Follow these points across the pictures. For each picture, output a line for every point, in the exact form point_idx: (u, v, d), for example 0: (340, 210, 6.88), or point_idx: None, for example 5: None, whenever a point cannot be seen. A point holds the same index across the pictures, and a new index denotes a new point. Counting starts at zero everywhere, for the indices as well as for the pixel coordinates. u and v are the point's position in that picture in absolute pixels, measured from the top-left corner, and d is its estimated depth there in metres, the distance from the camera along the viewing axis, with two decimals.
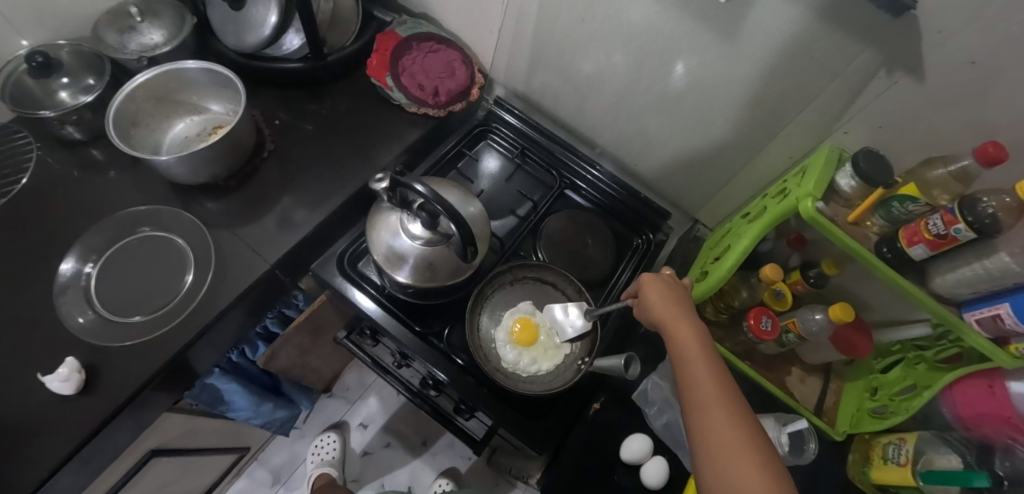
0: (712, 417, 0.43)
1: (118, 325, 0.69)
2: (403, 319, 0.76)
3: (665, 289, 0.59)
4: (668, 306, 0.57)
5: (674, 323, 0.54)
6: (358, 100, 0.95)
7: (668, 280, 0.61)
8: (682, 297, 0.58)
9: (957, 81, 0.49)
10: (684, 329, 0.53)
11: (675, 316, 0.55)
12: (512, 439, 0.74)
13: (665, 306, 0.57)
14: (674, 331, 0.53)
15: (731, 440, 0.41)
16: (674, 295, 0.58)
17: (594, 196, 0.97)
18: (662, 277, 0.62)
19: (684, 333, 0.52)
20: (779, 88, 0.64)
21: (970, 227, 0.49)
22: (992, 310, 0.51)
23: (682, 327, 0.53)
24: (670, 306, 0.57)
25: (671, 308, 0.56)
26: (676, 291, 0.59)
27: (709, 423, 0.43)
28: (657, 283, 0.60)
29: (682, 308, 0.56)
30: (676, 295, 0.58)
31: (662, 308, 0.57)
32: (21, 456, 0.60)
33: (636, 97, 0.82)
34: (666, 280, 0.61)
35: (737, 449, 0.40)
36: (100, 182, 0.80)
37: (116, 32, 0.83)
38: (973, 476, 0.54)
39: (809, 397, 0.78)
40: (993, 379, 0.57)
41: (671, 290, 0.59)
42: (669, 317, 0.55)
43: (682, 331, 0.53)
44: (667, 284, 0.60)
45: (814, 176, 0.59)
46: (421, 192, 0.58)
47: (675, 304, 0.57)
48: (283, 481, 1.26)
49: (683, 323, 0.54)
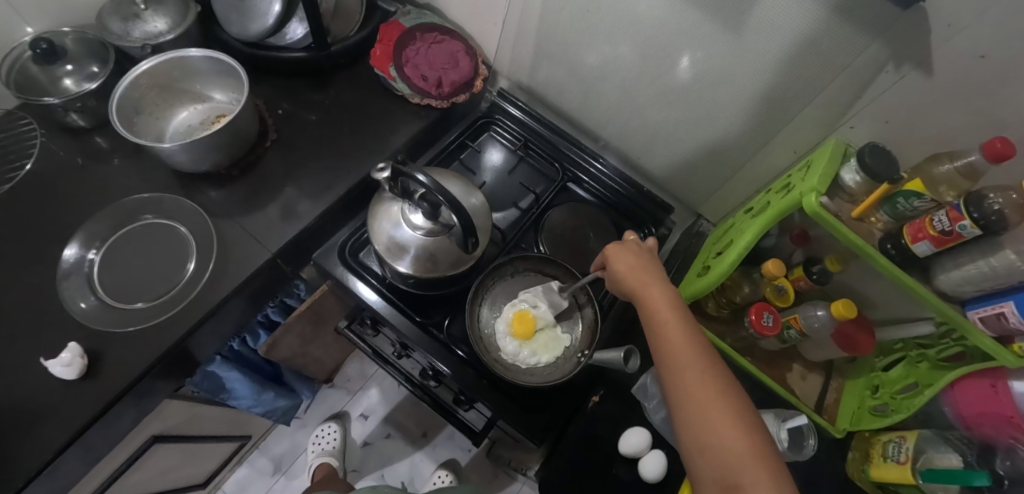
0: (691, 386, 0.43)
1: (120, 311, 0.69)
2: (404, 309, 0.76)
3: (632, 257, 0.59)
4: (637, 273, 0.57)
5: (644, 292, 0.54)
6: (362, 91, 0.95)
7: (634, 246, 0.61)
8: (650, 262, 0.58)
9: (966, 75, 0.49)
10: (656, 296, 0.53)
11: (645, 284, 0.55)
12: (511, 430, 0.74)
13: (634, 275, 0.57)
14: (648, 301, 0.53)
15: (711, 406, 0.42)
16: (642, 261, 0.58)
17: (597, 189, 0.96)
18: (627, 244, 0.61)
19: (654, 300, 0.53)
20: (784, 82, 0.63)
21: (975, 223, 0.49)
22: (997, 309, 0.51)
23: (655, 297, 0.53)
24: (640, 273, 0.57)
25: (640, 275, 0.56)
26: (643, 257, 0.59)
27: (688, 391, 0.43)
28: (624, 252, 0.60)
29: (652, 274, 0.56)
30: (643, 261, 0.58)
31: (631, 278, 0.56)
32: (25, 439, 0.61)
33: (639, 89, 0.82)
34: (631, 247, 0.61)
35: (718, 415, 0.41)
36: (103, 169, 0.80)
37: (120, 19, 0.82)
38: (973, 475, 0.54)
39: (810, 394, 0.78)
40: (996, 378, 0.56)
41: (638, 256, 0.59)
42: (639, 286, 0.55)
43: (656, 300, 0.52)
44: (633, 251, 0.60)
45: (819, 170, 0.59)
46: (422, 181, 0.58)
47: (645, 271, 0.57)
48: (284, 470, 1.27)
49: (655, 291, 0.54)
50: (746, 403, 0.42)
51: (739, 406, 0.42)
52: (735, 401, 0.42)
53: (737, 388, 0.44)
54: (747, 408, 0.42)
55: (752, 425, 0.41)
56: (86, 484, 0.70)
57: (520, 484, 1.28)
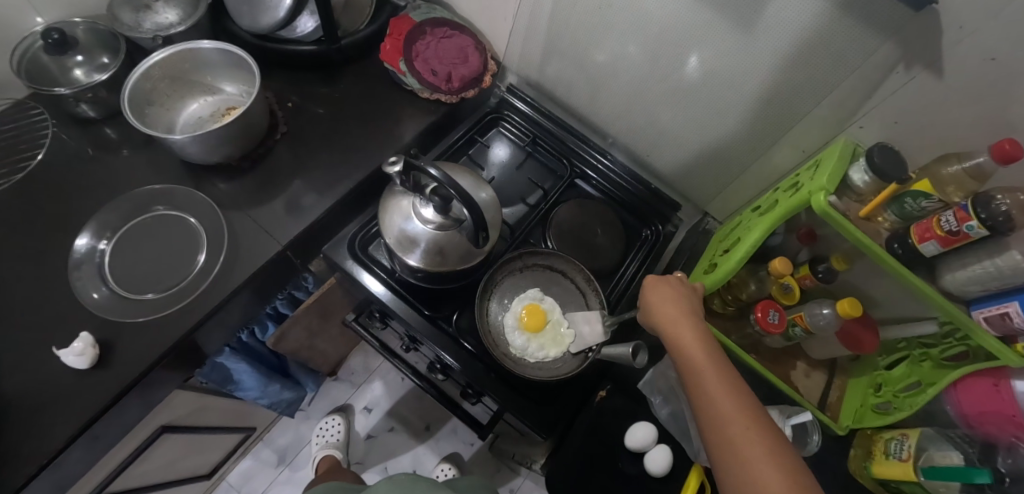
0: (729, 425, 0.44)
1: (131, 302, 0.70)
2: (412, 302, 0.77)
3: (666, 290, 0.60)
4: (671, 306, 0.58)
5: (678, 328, 0.55)
6: (371, 84, 0.95)
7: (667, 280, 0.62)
8: (684, 297, 0.59)
9: (977, 77, 0.49)
10: (688, 333, 0.54)
11: (679, 319, 0.56)
12: (518, 424, 0.74)
13: (667, 309, 0.58)
14: (679, 338, 0.54)
15: (751, 446, 0.42)
16: (675, 296, 0.59)
17: (605, 186, 0.97)
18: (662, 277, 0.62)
19: (687, 337, 0.53)
20: (798, 80, 0.63)
21: (983, 224, 0.49)
22: (1001, 309, 0.51)
23: (687, 333, 0.54)
24: (674, 308, 0.57)
25: (674, 309, 0.57)
26: (677, 291, 0.60)
27: (726, 430, 0.44)
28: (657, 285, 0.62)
29: (685, 309, 0.57)
30: (676, 296, 0.59)
31: (665, 312, 0.57)
32: (37, 427, 0.61)
33: (649, 88, 0.82)
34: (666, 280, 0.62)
35: (757, 456, 0.41)
36: (114, 160, 0.80)
37: (131, 10, 0.83)
38: (973, 472, 0.55)
39: (813, 391, 0.78)
40: (998, 377, 0.57)
41: (672, 289, 0.60)
42: (672, 320, 0.56)
43: (687, 338, 0.53)
44: (667, 284, 0.61)
45: (828, 169, 0.59)
46: (434, 175, 0.58)
47: (677, 305, 0.58)
48: (287, 462, 1.27)
49: (687, 328, 0.54)
50: (786, 444, 0.42)
51: (780, 449, 0.42)
52: (773, 441, 0.42)
53: (775, 429, 0.44)
54: (785, 447, 0.42)
55: (793, 466, 0.41)
56: (94, 473, 0.70)
57: (521, 479, 1.29)
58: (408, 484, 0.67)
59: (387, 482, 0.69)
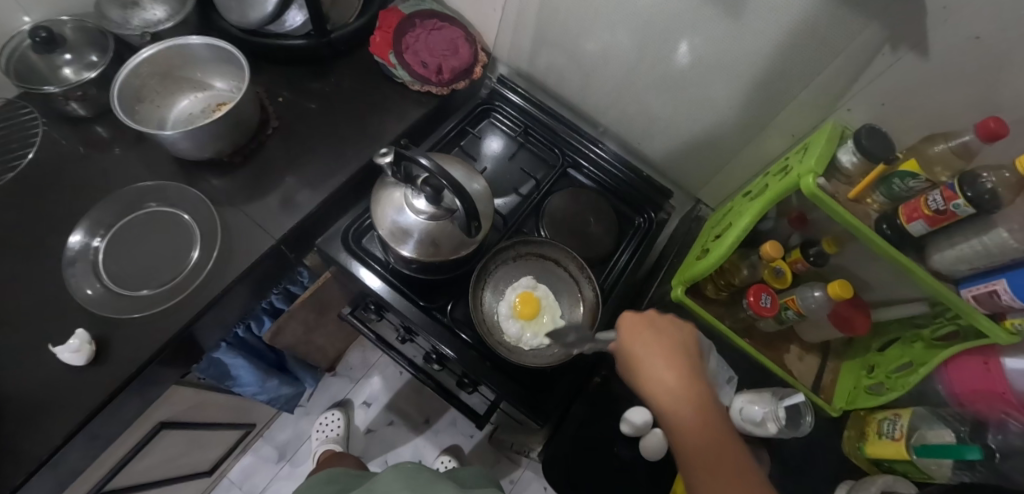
0: None
1: (126, 298, 0.70)
2: (408, 294, 0.78)
3: (653, 338, 0.52)
4: (662, 364, 0.50)
5: (674, 397, 0.48)
6: (362, 78, 0.95)
7: (654, 322, 0.54)
8: (673, 346, 0.52)
9: (962, 57, 0.49)
10: (684, 403, 0.48)
11: (675, 384, 0.49)
12: (515, 412, 0.76)
13: (660, 372, 0.50)
14: (676, 412, 0.47)
15: None
16: (667, 345, 0.52)
17: (597, 175, 0.97)
18: (647, 319, 0.54)
19: (685, 413, 0.47)
20: (784, 66, 0.64)
21: (969, 202, 0.49)
22: (989, 286, 0.52)
23: (682, 406, 0.47)
24: (667, 367, 0.50)
25: (667, 367, 0.50)
26: (665, 337, 0.53)
27: None
28: (644, 330, 0.53)
29: (680, 366, 0.50)
30: (665, 349, 0.52)
31: (656, 374, 0.50)
32: (35, 425, 0.61)
33: (639, 75, 0.82)
34: (652, 325, 0.53)
35: None
36: (105, 158, 0.80)
37: (119, 8, 0.84)
38: (964, 449, 0.55)
39: (808, 375, 0.78)
40: (988, 355, 0.58)
41: (660, 337, 0.53)
42: (667, 387, 0.49)
43: (685, 414, 0.47)
44: (654, 329, 0.53)
45: (816, 152, 0.59)
46: (426, 166, 0.58)
47: (670, 362, 0.50)
48: (288, 458, 1.28)
49: (685, 397, 0.48)
50: None
51: None
52: None
53: None
54: None
55: None
56: (94, 470, 0.71)
57: (521, 470, 1.31)
58: (423, 485, 0.52)
59: (399, 478, 0.54)
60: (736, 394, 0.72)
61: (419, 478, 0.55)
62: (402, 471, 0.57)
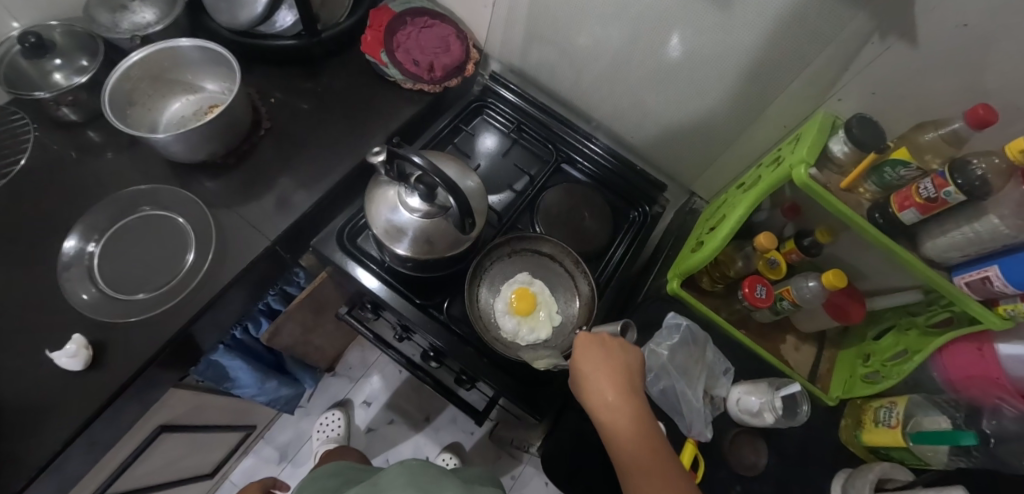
0: None
1: (122, 302, 0.70)
2: (404, 292, 0.78)
3: (600, 358, 0.58)
4: (606, 382, 0.56)
5: (614, 412, 0.55)
6: (354, 77, 0.95)
7: (603, 342, 0.60)
8: (619, 364, 0.58)
9: (951, 44, 0.50)
10: (621, 416, 0.55)
11: (615, 402, 0.56)
12: (513, 407, 0.77)
13: (603, 390, 0.56)
14: (612, 425, 0.55)
15: None
16: (612, 365, 0.58)
17: (591, 169, 0.97)
18: (599, 339, 0.60)
19: (623, 425, 0.54)
20: (774, 57, 0.64)
21: (959, 190, 0.50)
22: (981, 273, 0.52)
23: (619, 419, 0.55)
24: (609, 386, 0.56)
25: (609, 386, 0.56)
26: (611, 357, 0.58)
27: None
28: (593, 350, 0.59)
29: (622, 384, 0.57)
30: (611, 368, 0.57)
31: (598, 392, 0.57)
32: (35, 430, 0.62)
33: (631, 68, 0.82)
34: (602, 345, 0.59)
35: None
36: (98, 162, 0.80)
37: (108, 11, 0.84)
38: (960, 435, 0.55)
39: (804, 365, 0.79)
40: (982, 341, 0.59)
41: (606, 357, 0.58)
42: (608, 405, 0.56)
43: (620, 425, 0.54)
44: (602, 349, 0.59)
45: (807, 142, 0.60)
46: (418, 163, 0.58)
47: (612, 381, 0.57)
48: (289, 458, 1.29)
49: (623, 413, 0.55)
50: None
51: None
52: None
53: None
54: None
55: None
56: (95, 474, 0.71)
57: (522, 466, 1.31)
58: (430, 484, 0.51)
59: (403, 475, 0.53)
60: (733, 385, 0.72)
61: (425, 476, 0.53)
62: (406, 468, 0.55)
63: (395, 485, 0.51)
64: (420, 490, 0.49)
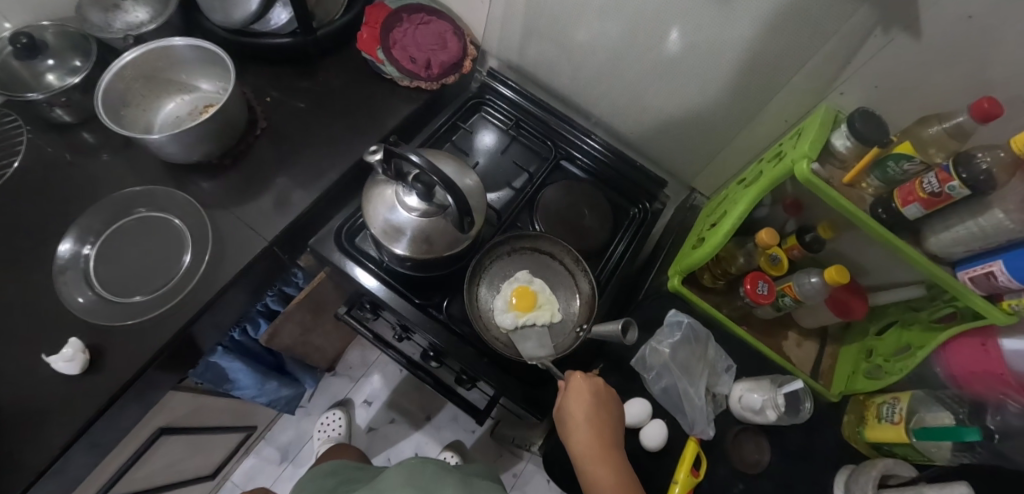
0: None
1: (119, 305, 0.70)
2: (402, 292, 0.77)
3: (590, 406, 0.61)
4: (591, 429, 0.59)
5: (597, 463, 0.58)
6: (351, 74, 0.94)
7: (595, 390, 0.63)
8: (605, 414, 0.61)
9: (954, 36, 0.49)
10: (602, 465, 0.57)
11: (599, 452, 0.58)
12: (514, 406, 0.77)
13: (588, 436, 0.59)
14: (592, 472, 0.57)
15: None
16: (599, 414, 0.61)
17: (589, 166, 0.97)
18: (591, 385, 0.63)
19: (602, 474, 0.57)
20: (775, 52, 0.63)
21: (964, 184, 0.49)
22: (986, 268, 0.51)
23: (599, 469, 0.57)
24: (595, 436, 0.59)
25: (594, 433, 0.59)
26: (599, 407, 0.61)
27: None
28: (584, 396, 0.62)
29: (606, 434, 0.60)
30: (599, 416, 0.60)
31: (585, 441, 0.59)
32: (32, 435, 0.61)
33: (629, 64, 0.81)
34: (592, 392, 0.62)
35: None
36: (93, 164, 0.79)
37: (100, 11, 0.83)
38: (964, 431, 0.54)
39: (806, 361, 0.79)
40: (986, 337, 0.57)
41: (595, 406, 0.61)
42: (592, 454, 0.58)
43: (600, 474, 0.57)
44: (593, 396, 0.62)
45: (810, 137, 0.59)
46: (416, 162, 0.57)
47: (598, 430, 0.59)
48: (291, 458, 1.28)
49: (606, 464, 0.57)
50: None
51: None
52: None
53: None
54: None
55: None
56: (95, 477, 0.70)
57: (524, 463, 1.31)
58: (428, 483, 0.51)
59: (401, 475, 0.53)
60: (735, 382, 0.72)
61: (423, 476, 0.53)
62: (404, 468, 0.55)
63: (394, 485, 0.51)
64: (418, 490, 0.49)
